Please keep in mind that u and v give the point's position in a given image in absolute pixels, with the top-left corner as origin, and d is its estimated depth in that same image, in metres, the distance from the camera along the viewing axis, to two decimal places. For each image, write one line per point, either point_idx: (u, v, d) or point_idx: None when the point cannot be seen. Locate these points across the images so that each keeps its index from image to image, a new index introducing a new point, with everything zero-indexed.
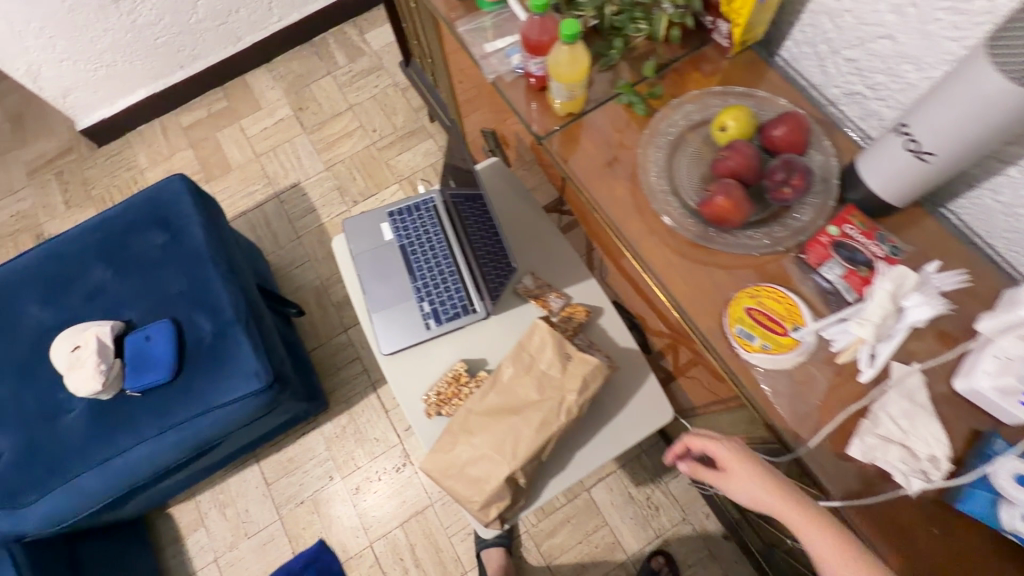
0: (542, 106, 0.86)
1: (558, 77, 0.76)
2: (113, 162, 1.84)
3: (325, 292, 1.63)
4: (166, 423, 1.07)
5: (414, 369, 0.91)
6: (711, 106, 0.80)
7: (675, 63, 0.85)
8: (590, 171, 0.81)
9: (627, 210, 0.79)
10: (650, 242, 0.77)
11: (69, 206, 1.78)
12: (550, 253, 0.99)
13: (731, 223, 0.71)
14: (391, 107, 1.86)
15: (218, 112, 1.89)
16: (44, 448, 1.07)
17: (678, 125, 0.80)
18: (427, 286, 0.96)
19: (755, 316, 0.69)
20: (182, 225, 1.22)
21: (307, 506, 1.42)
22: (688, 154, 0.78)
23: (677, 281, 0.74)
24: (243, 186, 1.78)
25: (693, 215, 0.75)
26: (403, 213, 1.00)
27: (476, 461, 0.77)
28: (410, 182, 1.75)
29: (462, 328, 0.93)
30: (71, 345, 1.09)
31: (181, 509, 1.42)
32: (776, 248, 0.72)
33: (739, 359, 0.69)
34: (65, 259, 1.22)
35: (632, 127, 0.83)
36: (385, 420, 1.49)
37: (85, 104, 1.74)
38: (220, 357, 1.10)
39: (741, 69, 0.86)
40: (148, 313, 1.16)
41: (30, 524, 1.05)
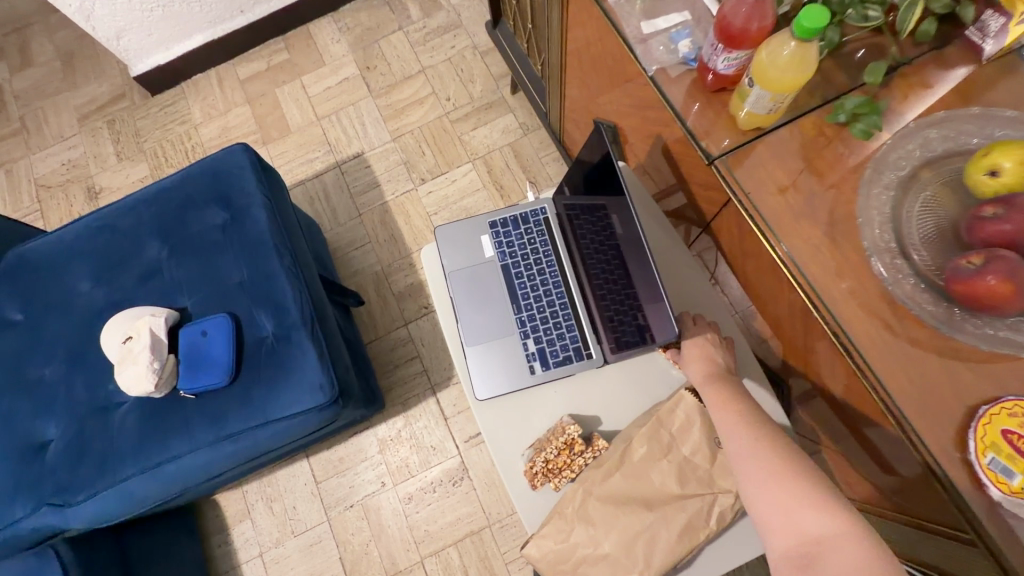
0: (711, 112, 0.67)
1: (765, 84, 0.56)
2: (167, 114, 1.70)
3: (385, 280, 1.49)
4: (222, 431, 0.97)
5: (513, 420, 0.76)
6: (964, 135, 0.59)
7: (906, 66, 0.64)
8: (777, 209, 0.63)
9: (825, 266, 0.60)
10: (855, 314, 0.58)
11: (121, 158, 1.66)
12: (684, 292, 0.81)
13: (995, 310, 0.51)
14: (468, 73, 1.65)
15: (279, 65, 1.71)
16: (95, 444, 0.98)
17: (912, 158, 0.60)
18: (533, 319, 0.80)
19: (1016, 443, 0.50)
20: (244, 204, 1.08)
21: (356, 510, 1.33)
22: (921, 198, 0.58)
23: (897, 373, 0.56)
24: (302, 151, 1.62)
25: (931, 289, 0.55)
26: (509, 225, 0.84)
27: (597, 560, 0.63)
28: (484, 162, 1.56)
29: (573, 375, 0.78)
30: (123, 335, 0.99)
31: (228, 498, 1.35)
32: None
33: (984, 497, 0.51)
34: (118, 232, 1.10)
35: (839, 154, 0.63)
36: (444, 429, 1.37)
37: (139, 48, 1.57)
38: (283, 364, 0.98)
39: (995, 81, 0.63)
40: (205, 304, 1.04)
41: (75, 523, 0.97)
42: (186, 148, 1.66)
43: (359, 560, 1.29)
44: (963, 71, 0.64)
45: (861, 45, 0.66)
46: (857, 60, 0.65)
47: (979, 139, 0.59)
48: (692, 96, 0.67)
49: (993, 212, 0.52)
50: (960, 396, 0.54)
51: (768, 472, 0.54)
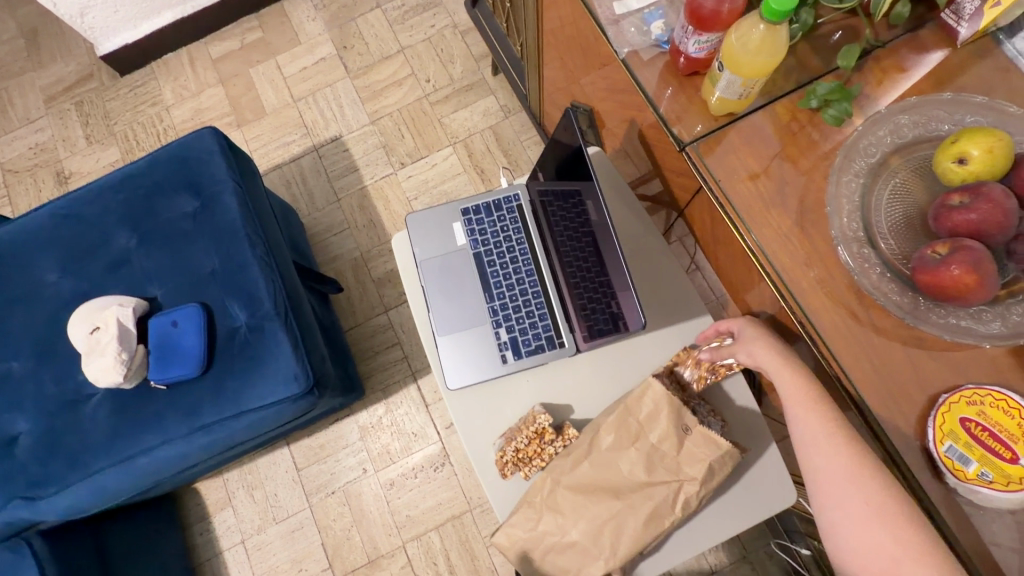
0: (683, 96, 0.65)
1: (736, 68, 0.54)
2: (137, 95, 1.65)
3: (364, 266, 1.47)
4: (195, 423, 0.95)
5: (486, 409, 0.77)
6: (935, 122, 0.58)
7: (879, 49, 0.63)
8: (748, 196, 0.62)
9: (793, 255, 0.59)
10: (821, 303, 0.58)
11: (90, 141, 1.61)
12: (657, 280, 0.81)
13: (960, 301, 0.51)
14: (447, 53, 1.61)
15: (252, 44, 1.66)
16: (66, 437, 0.97)
17: (882, 144, 0.59)
18: (505, 308, 0.79)
19: (973, 432, 0.51)
20: (213, 191, 1.05)
21: (337, 497, 1.33)
22: (890, 186, 0.58)
23: (862, 363, 0.56)
24: (278, 134, 1.58)
25: (899, 279, 0.55)
26: (481, 212, 0.82)
27: (564, 548, 0.64)
28: (465, 146, 1.54)
29: (546, 364, 0.78)
30: (90, 326, 0.97)
31: (208, 486, 1.35)
32: (1016, 339, 0.52)
33: (941, 486, 0.52)
34: (85, 220, 1.07)
35: (809, 140, 0.62)
36: (425, 415, 1.37)
37: (105, 26, 1.51)
38: (256, 355, 0.97)
39: (965, 68, 0.62)
40: (175, 293, 1.02)
41: (49, 514, 0.96)
42: (158, 131, 1.61)
43: (341, 545, 1.30)
44: (936, 55, 0.63)
45: (837, 27, 0.64)
46: (834, 42, 0.64)
47: (949, 125, 0.58)
48: (665, 81, 0.66)
49: (960, 201, 0.51)
50: (922, 385, 0.54)
51: (863, 509, 0.53)
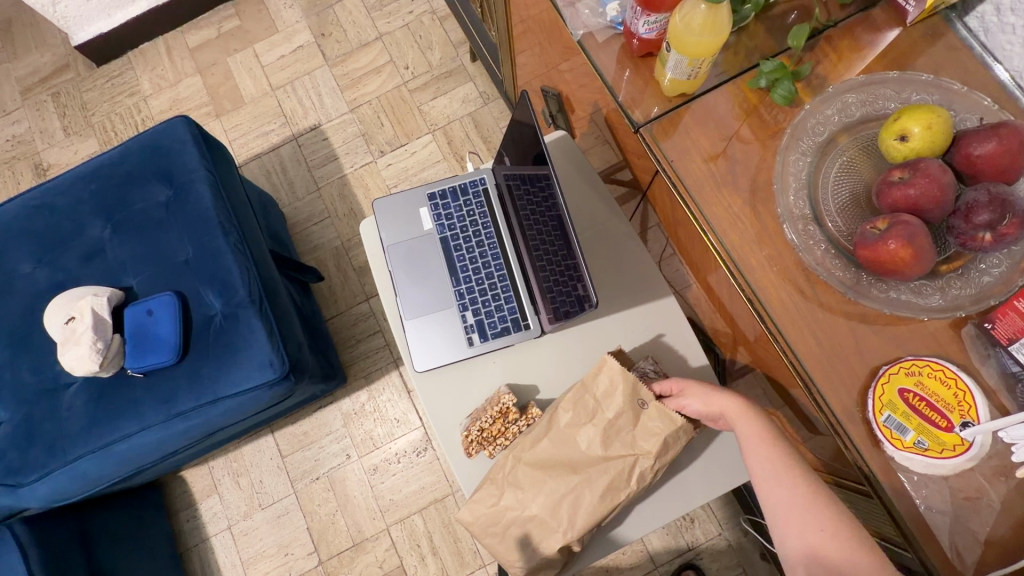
0: (639, 78, 0.66)
1: (682, 49, 0.55)
2: (114, 86, 1.63)
3: (345, 255, 1.48)
4: (172, 410, 0.97)
5: (452, 390, 0.78)
6: (882, 100, 0.59)
7: (832, 29, 0.64)
8: (700, 176, 0.63)
9: (743, 233, 0.61)
10: (769, 279, 0.60)
11: (68, 133, 1.60)
12: (622, 263, 0.82)
13: (899, 275, 0.52)
14: (426, 40, 1.60)
15: (229, 32, 1.64)
16: (44, 426, 0.98)
17: (830, 123, 0.59)
18: (472, 291, 0.81)
19: (911, 402, 0.53)
20: (186, 180, 1.05)
21: (322, 482, 1.35)
22: (837, 163, 0.59)
23: (807, 338, 0.58)
24: (257, 123, 1.57)
25: (842, 255, 0.57)
26: (447, 197, 0.83)
27: (525, 521, 0.67)
28: (444, 133, 1.53)
29: (512, 345, 0.79)
30: (65, 316, 0.97)
31: (194, 474, 1.36)
32: (953, 312, 0.53)
33: (879, 454, 0.54)
34: (57, 211, 1.07)
35: (761, 119, 0.63)
36: (406, 401, 1.38)
37: (78, 15, 1.49)
38: (231, 341, 0.98)
39: (915, 46, 0.63)
40: (150, 282, 1.03)
41: (32, 501, 0.98)
42: (136, 122, 1.60)
43: (326, 529, 1.32)
44: (890, 35, 0.64)
45: (792, 7, 0.65)
46: (788, 23, 0.64)
47: (895, 103, 0.59)
48: (621, 63, 0.67)
49: (901, 176, 0.52)
50: (864, 358, 0.56)
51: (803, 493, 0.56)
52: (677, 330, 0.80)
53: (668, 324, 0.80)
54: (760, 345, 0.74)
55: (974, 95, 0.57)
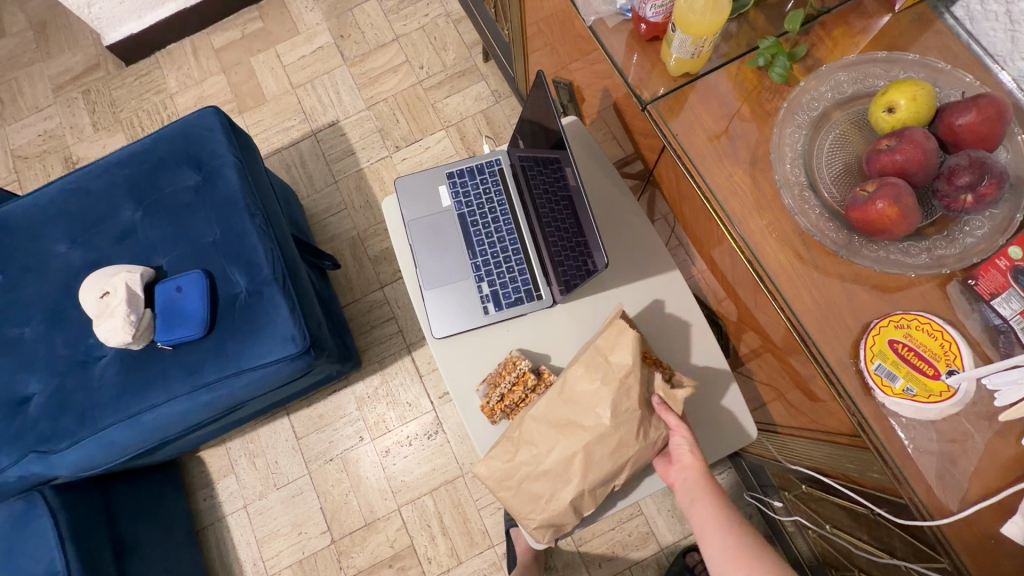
0: (647, 61, 0.71)
1: (687, 28, 0.61)
2: (141, 84, 1.71)
3: (360, 245, 1.53)
4: (199, 381, 1.02)
5: (468, 357, 0.83)
6: (871, 77, 0.64)
7: (826, 15, 0.68)
8: (702, 149, 0.68)
9: (744, 201, 0.65)
10: (769, 244, 0.64)
11: (97, 128, 1.67)
12: (629, 240, 0.87)
13: (887, 235, 0.56)
14: (441, 41, 1.67)
15: (253, 34, 1.72)
16: (77, 396, 1.04)
17: (824, 99, 0.64)
18: (487, 264, 0.87)
19: (901, 352, 0.57)
20: (215, 166, 1.11)
21: (336, 463, 1.39)
22: (831, 136, 0.63)
23: (804, 297, 0.62)
24: (278, 120, 1.64)
25: (835, 218, 0.61)
26: (464, 175, 0.89)
27: (538, 475, 0.71)
28: (457, 129, 1.60)
29: (526, 315, 0.84)
30: (100, 291, 1.03)
31: (213, 453, 1.41)
32: (937, 269, 0.58)
33: (873, 403, 0.58)
34: (92, 195, 1.13)
35: (759, 97, 0.68)
36: (418, 385, 1.42)
37: (111, 17, 1.57)
38: (255, 317, 1.03)
39: (904, 32, 0.68)
40: (179, 261, 1.09)
41: (61, 469, 1.03)
42: (163, 118, 1.67)
43: (339, 509, 1.36)
44: (880, 21, 0.68)
45: None
46: (786, 10, 0.70)
47: (885, 80, 0.63)
48: (630, 47, 0.72)
49: (888, 144, 0.56)
50: (857, 314, 0.60)
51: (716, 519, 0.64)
52: (682, 302, 0.85)
53: (670, 297, 0.85)
54: (762, 316, 0.78)
55: (958, 73, 0.62)
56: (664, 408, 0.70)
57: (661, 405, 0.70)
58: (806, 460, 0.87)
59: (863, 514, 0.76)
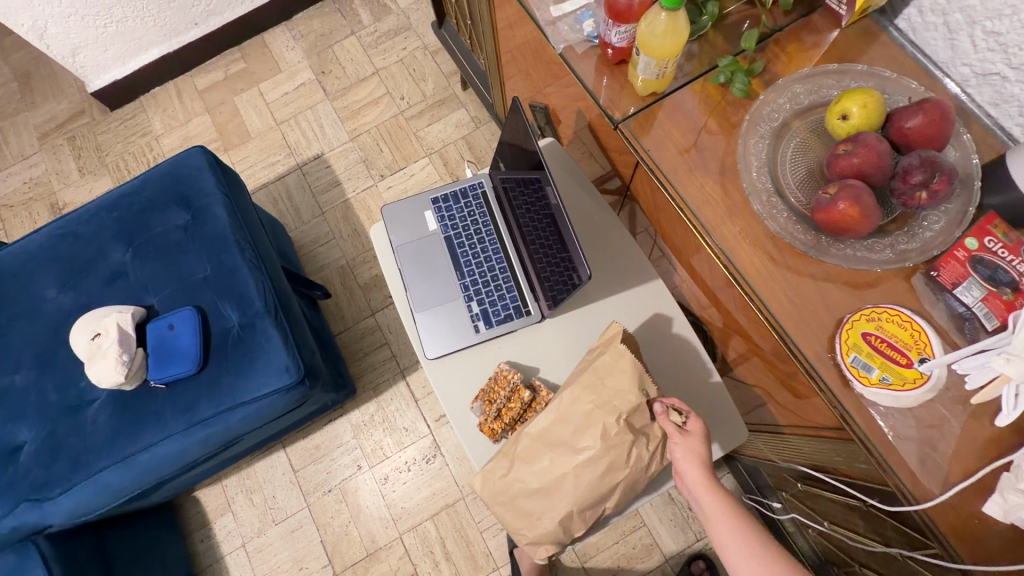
0: (616, 83, 0.75)
1: (650, 52, 0.65)
2: (126, 128, 1.73)
3: (350, 273, 1.55)
4: (194, 418, 1.02)
5: (460, 375, 0.84)
6: (825, 88, 0.68)
7: (779, 33, 0.73)
8: (673, 163, 0.71)
9: (716, 209, 0.69)
10: (743, 249, 0.67)
11: (83, 173, 1.69)
12: (611, 251, 0.90)
13: (851, 233, 0.60)
14: (419, 72, 1.72)
15: (236, 74, 1.76)
16: (69, 441, 1.03)
17: (783, 110, 0.68)
18: (475, 283, 0.89)
19: (874, 344, 0.59)
20: (203, 204, 1.13)
21: (334, 494, 1.37)
22: (793, 143, 0.67)
23: (779, 297, 0.65)
24: (263, 155, 1.67)
25: (802, 220, 0.64)
26: (449, 200, 0.92)
27: (537, 489, 0.72)
28: (440, 156, 1.63)
29: (516, 331, 0.86)
30: (91, 333, 1.03)
31: (208, 493, 1.39)
32: (901, 263, 0.61)
33: (851, 394, 0.60)
34: (81, 239, 1.14)
35: (722, 111, 0.72)
36: (414, 410, 1.43)
37: (95, 64, 1.60)
38: (249, 351, 1.04)
39: (852, 45, 0.73)
40: (170, 299, 1.09)
41: (55, 517, 1.01)
42: (149, 159, 1.70)
43: (339, 541, 1.34)
44: (830, 36, 0.73)
45: (743, 17, 0.75)
46: (742, 30, 0.74)
47: (837, 91, 0.68)
48: (600, 71, 0.76)
49: (845, 149, 0.60)
50: (830, 311, 0.63)
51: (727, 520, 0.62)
52: (665, 310, 0.87)
53: (653, 304, 0.87)
54: (743, 319, 0.80)
55: (904, 81, 0.67)
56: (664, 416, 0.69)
57: (660, 416, 0.69)
58: (795, 455, 0.89)
59: (855, 507, 0.78)
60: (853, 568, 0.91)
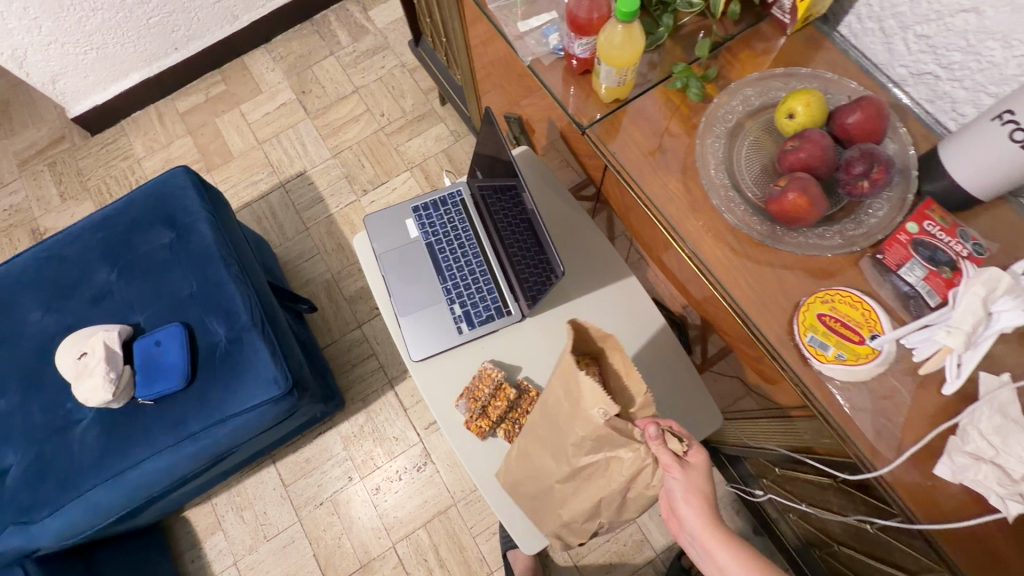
0: (582, 92, 0.80)
1: (610, 61, 0.69)
2: (108, 152, 1.75)
3: (335, 286, 1.57)
4: (184, 432, 1.03)
5: (446, 375, 0.87)
6: (773, 90, 0.74)
7: (730, 42, 0.78)
8: (638, 164, 0.75)
9: (680, 205, 0.73)
10: (706, 241, 0.72)
11: (65, 198, 1.69)
12: (587, 251, 0.94)
13: (803, 222, 0.65)
14: (398, 89, 1.77)
15: (217, 96, 1.79)
16: (56, 462, 1.03)
17: (736, 112, 0.73)
18: (457, 286, 0.93)
19: (829, 324, 0.64)
20: (188, 222, 1.15)
21: (326, 507, 1.38)
22: (747, 142, 0.72)
23: (741, 285, 0.69)
24: (246, 175, 1.69)
25: (758, 213, 0.69)
26: (429, 208, 0.96)
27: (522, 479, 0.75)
28: (421, 170, 1.67)
29: (498, 331, 0.89)
30: (78, 353, 1.04)
31: (198, 512, 1.38)
32: (849, 248, 0.66)
33: (810, 371, 0.64)
34: (66, 261, 1.15)
35: (681, 115, 0.77)
36: (404, 419, 1.44)
37: (76, 90, 1.62)
38: (238, 364, 1.05)
39: (798, 51, 0.78)
40: (157, 317, 1.11)
41: (42, 540, 1.01)
42: (131, 182, 1.71)
43: (332, 553, 1.34)
44: (777, 43, 0.79)
45: (698, 28, 0.80)
46: (696, 39, 0.79)
47: (785, 92, 0.73)
48: (566, 81, 0.81)
49: (793, 145, 0.65)
50: (788, 295, 0.67)
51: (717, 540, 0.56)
52: (640, 305, 0.91)
53: (628, 300, 0.91)
54: (712, 309, 0.85)
55: (844, 82, 0.72)
56: (660, 443, 0.60)
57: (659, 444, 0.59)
58: (770, 439, 0.93)
59: (828, 484, 0.82)
60: (833, 547, 0.95)
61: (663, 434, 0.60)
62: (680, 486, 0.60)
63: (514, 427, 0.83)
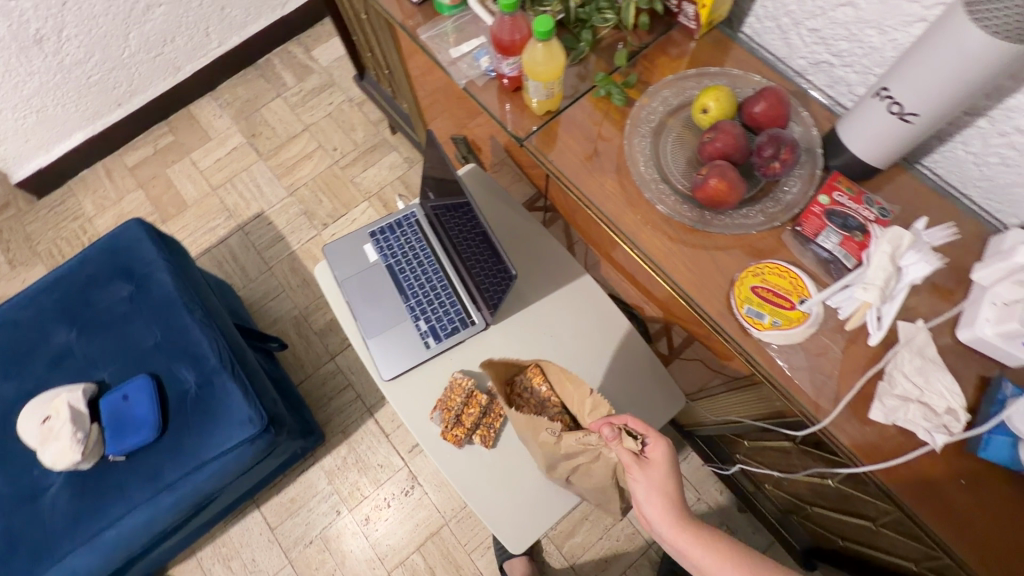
0: (517, 107, 0.85)
1: (536, 76, 0.75)
2: (56, 214, 1.72)
3: (304, 322, 1.57)
4: (161, 483, 1.01)
5: (418, 390, 0.89)
6: (688, 89, 0.81)
7: (645, 50, 0.85)
8: (575, 168, 0.81)
9: (617, 202, 0.78)
10: (644, 233, 0.77)
11: (14, 265, 1.65)
12: (540, 256, 0.98)
13: (726, 204, 0.70)
14: (348, 123, 1.80)
15: (165, 147, 1.79)
16: (27, 533, 1.00)
17: (658, 112, 0.80)
18: (421, 303, 0.96)
19: (762, 295, 0.69)
20: (146, 273, 1.15)
21: (316, 544, 1.36)
22: (670, 138, 0.78)
23: (681, 268, 0.74)
24: (203, 221, 1.69)
25: (687, 201, 0.75)
26: (386, 232, 1.00)
27: None
28: (379, 198, 1.71)
29: (465, 341, 0.93)
30: (41, 417, 1.02)
31: (183, 569, 1.34)
32: (771, 223, 0.72)
33: (752, 340, 0.70)
34: (21, 326, 1.13)
35: (610, 119, 0.83)
36: (386, 445, 1.44)
37: (17, 155, 1.60)
38: (210, 408, 1.05)
39: (708, 52, 0.86)
40: (122, 371, 1.09)
41: None
42: (83, 242, 1.68)
43: None
44: (689, 47, 0.86)
45: (616, 39, 0.87)
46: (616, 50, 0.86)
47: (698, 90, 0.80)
48: (501, 99, 0.86)
49: (709, 137, 0.71)
50: (723, 272, 0.73)
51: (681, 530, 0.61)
52: (597, 301, 0.95)
53: (585, 298, 0.95)
54: (663, 296, 0.90)
55: (749, 76, 0.80)
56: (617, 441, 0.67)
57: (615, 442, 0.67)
58: (735, 411, 0.98)
59: (790, 446, 0.88)
60: (807, 508, 1.01)
61: (619, 432, 0.67)
62: (643, 483, 0.66)
63: (489, 432, 0.86)
